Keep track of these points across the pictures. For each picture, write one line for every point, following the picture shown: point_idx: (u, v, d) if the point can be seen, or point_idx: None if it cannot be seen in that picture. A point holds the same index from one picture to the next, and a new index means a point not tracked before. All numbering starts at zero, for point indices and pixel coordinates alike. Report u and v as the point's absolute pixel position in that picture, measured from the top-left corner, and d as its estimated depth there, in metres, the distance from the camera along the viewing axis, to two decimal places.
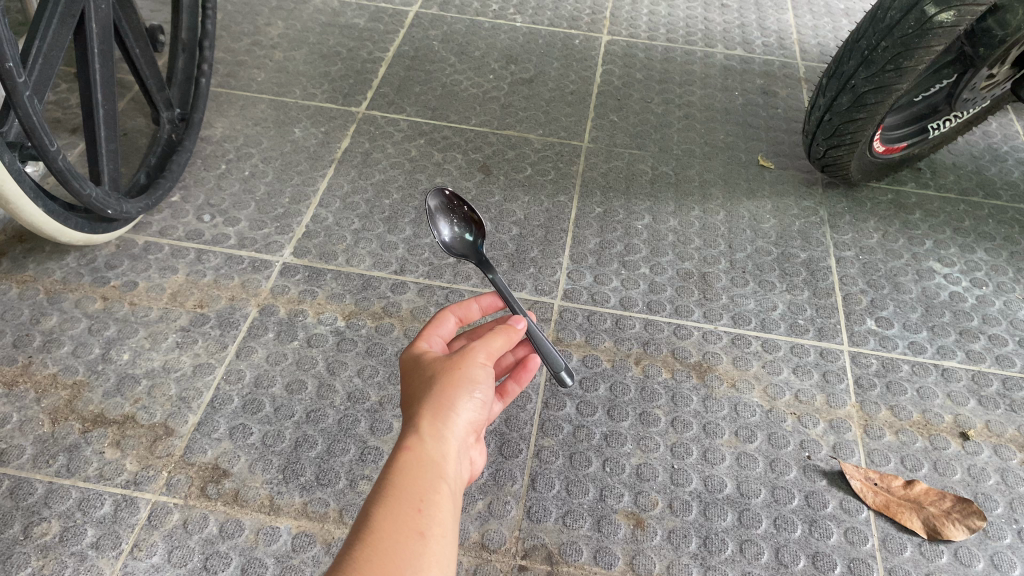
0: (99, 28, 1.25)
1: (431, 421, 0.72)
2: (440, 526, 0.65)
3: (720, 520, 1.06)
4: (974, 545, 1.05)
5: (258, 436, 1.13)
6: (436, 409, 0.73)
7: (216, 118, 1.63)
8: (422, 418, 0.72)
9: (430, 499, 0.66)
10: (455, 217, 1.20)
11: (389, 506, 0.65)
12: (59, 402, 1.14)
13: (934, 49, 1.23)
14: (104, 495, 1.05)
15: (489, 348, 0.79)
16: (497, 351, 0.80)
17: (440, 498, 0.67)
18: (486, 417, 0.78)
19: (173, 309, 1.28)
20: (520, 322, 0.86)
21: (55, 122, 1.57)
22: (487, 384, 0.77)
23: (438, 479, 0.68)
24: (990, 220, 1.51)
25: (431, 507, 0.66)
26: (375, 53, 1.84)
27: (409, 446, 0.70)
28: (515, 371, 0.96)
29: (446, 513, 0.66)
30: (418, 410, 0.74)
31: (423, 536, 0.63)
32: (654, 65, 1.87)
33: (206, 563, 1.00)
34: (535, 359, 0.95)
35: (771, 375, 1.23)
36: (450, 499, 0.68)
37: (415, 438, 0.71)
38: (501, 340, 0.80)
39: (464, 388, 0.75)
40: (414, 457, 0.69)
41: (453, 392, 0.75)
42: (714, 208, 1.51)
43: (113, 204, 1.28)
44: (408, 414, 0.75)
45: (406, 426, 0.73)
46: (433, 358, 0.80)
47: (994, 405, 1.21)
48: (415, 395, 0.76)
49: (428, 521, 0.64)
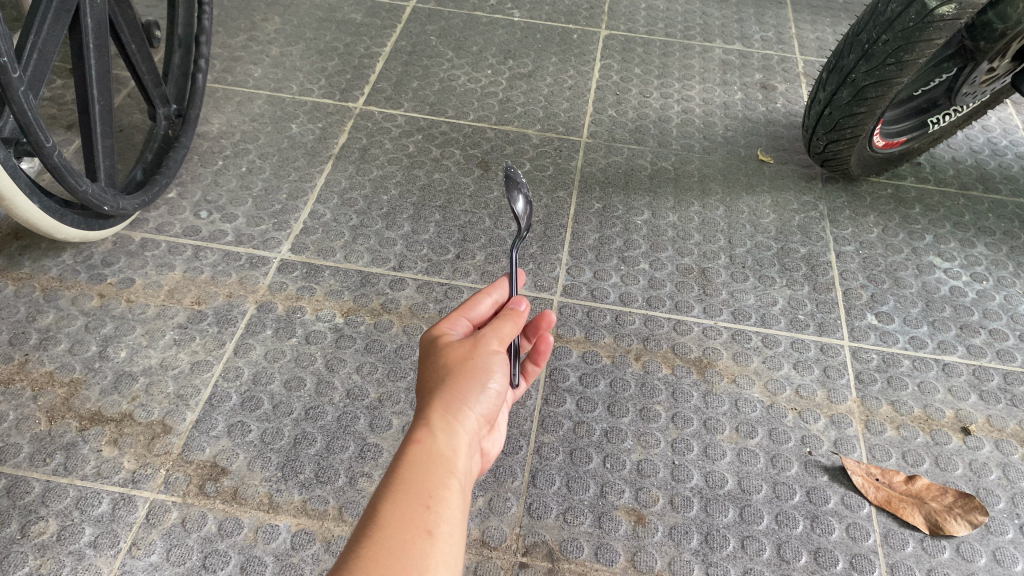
0: (95, 23, 1.24)
1: (441, 415, 0.72)
2: (448, 523, 0.64)
3: (722, 516, 1.06)
4: (976, 540, 1.04)
5: (257, 434, 1.12)
6: (447, 403, 0.73)
7: (213, 114, 1.62)
8: (433, 411, 0.72)
9: (439, 495, 0.65)
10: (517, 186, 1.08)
11: (397, 502, 0.64)
12: (56, 400, 1.14)
13: (934, 43, 1.22)
14: (101, 494, 1.04)
15: (500, 334, 0.80)
16: (508, 337, 0.80)
17: (449, 494, 0.66)
18: (500, 409, 0.78)
19: (170, 306, 1.27)
20: (524, 303, 0.85)
21: (51, 118, 1.56)
22: (500, 375, 0.77)
23: (448, 474, 0.68)
24: (989, 215, 1.51)
25: (440, 503, 0.65)
26: (372, 48, 1.83)
27: (419, 439, 0.69)
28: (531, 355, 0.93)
29: (456, 510, 0.66)
30: (430, 402, 0.73)
31: (431, 534, 0.62)
32: (652, 60, 1.86)
33: (205, 562, 0.99)
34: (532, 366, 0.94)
35: (772, 370, 1.23)
36: (460, 495, 0.67)
37: (425, 432, 0.70)
38: (510, 325, 0.81)
39: (475, 379, 0.75)
40: (424, 451, 0.69)
41: (465, 384, 0.75)
42: (713, 204, 1.50)
43: (109, 201, 1.27)
44: (419, 407, 0.74)
45: (417, 419, 0.73)
46: (447, 348, 0.80)
47: (995, 401, 1.20)
48: (428, 386, 0.76)
49: (437, 518, 0.63)
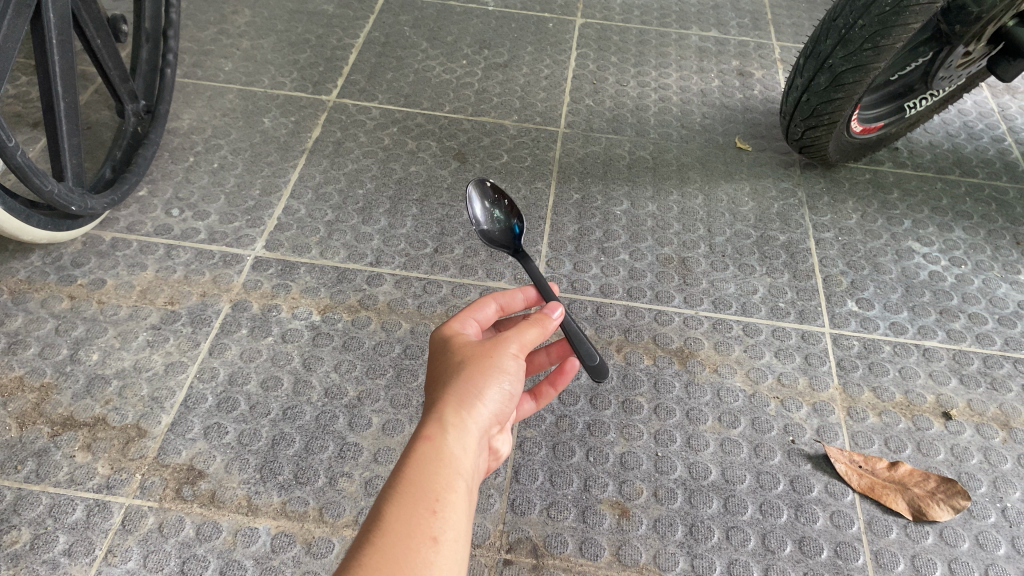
0: (57, 18, 1.19)
1: (452, 411, 0.69)
2: (453, 530, 0.62)
3: (706, 507, 1.05)
4: (959, 525, 1.05)
5: (234, 435, 1.10)
6: (457, 403, 0.70)
7: (183, 109, 1.59)
8: (443, 409, 0.70)
9: (446, 499, 0.63)
10: (489, 199, 1.16)
11: (403, 505, 0.62)
12: (26, 406, 1.11)
13: (911, 27, 1.21)
14: (75, 501, 1.02)
15: (522, 339, 0.76)
16: (531, 343, 0.76)
17: (456, 497, 0.64)
18: (511, 408, 0.76)
19: (143, 307, 1.24)
20: (556, 310, 0.81)
21: (16, 116, 1.52)
22: (515, 378, 0.74)
23: (455, 476, 0.65)
24: (967, 199, 1.51)
25: (446, 507, 0.63)
26: (345, 39, 1.80)
27: (428, 437, 0.67)
28: (551, 376, 0.92)
29: (461, 516, 0.64)
30: (441, 398, 0.71)
31: (436, 540, 0.60)
32: (628, 48, 1.84)
33: (184, 567, 0.97)
34: (571, 364, 0.91)
35: (753, 359, 1.23)
36: (465, 499, 0.65)
37: (434, 429, 0.68)
38: (535, 330, 0.77)
39: (490, 379, 0.72)
40: (433, 449, 0.66)
41: (479, 383, 0.72)
42: (692, 192, 1.50)
43: (77, 201, 1.23)
44: (428, 403, 0.72)
45: (428, 413, 0.71)
46: (463, 346, 0.77)
47: (976, 384, 1.21)
48: (438, 382, 0.74)
49: (442, 524, 0.62)
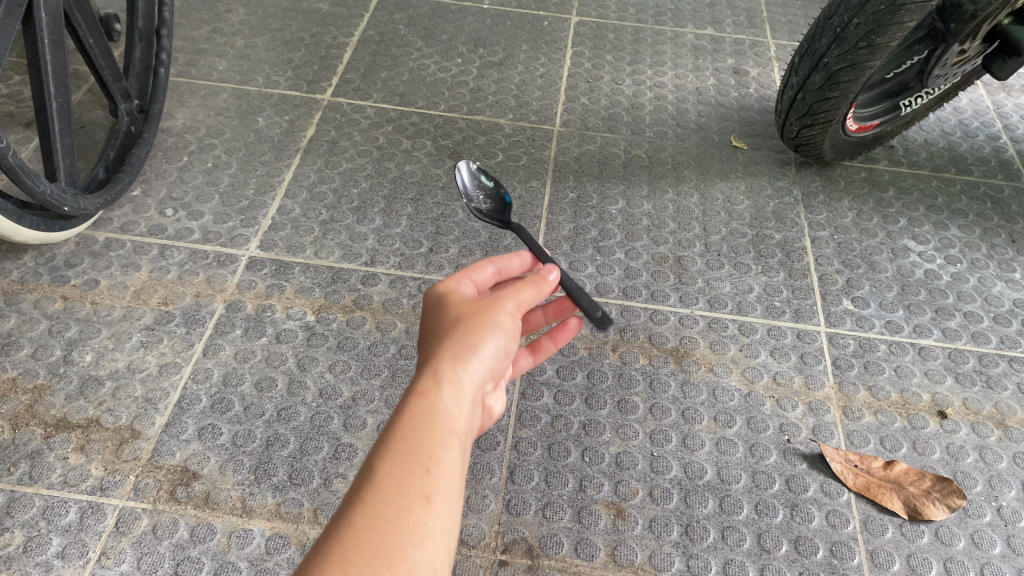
0: (49, 17, 1.18)
1: (447, 368, 0.68)
2: (445, 489, 0.60)
3: (702, 507, 1.05)
4: (954, 524, 1.05)
5: (228, 436, 1.09)
6: (452, 360, 0.68)
7: (177, 109, 1.58)
8: (437, 366, 0.68)
9: (438, 456, 0.61)
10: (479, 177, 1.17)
11: (394, 461, 0.60)
12: (19, 407, 1.10)
13: (906, 26, 1.21)
14: (68, 503, 1.01)
15: (518, 299, 0.77)
16: (527, 302, 0.77)
17: (449, 454, 0.62)
18: (505, 368, 0.75)
19: (136, 307, 1.23)
20: (553, 271, 0.82)
21: (8, 116, 1.51)
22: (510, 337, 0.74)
23: (449, 433, 0.63)
24: (962, 197, 1.51)
25: (439, 465, 0.61)
26: (339, 38, 1.79)
27: (421, 392, 0.65)
28: (553, 329, 0.92)
29: (454, 474, 0.62)
30: (435, 355, 0.70)
31: (428, 499, 0.58)
32: (623, 46, 1.84)
33: (177, 569, 0.96)
34: (575, 319, 0.91)
35: (749, 358, 1.22)
36: (458, 457, 0.63)
37: (428, 385, 0.66)
38: (531, 290, 0.78)
39: (485, 338, 0.71)
40: (426, 406, 0.64)
41: (474, 341, 0.70)
42: (688, 191, 1.49)
43: (69, 201, 1.22)
44: (422, 360, 0.70)
45: (422, 368, 0.69)
46: (459, 304, 0.76)
47: (971, 382, 1.21)
48: (433, 340, 0.72)
49: (435, 482, 0.60)
